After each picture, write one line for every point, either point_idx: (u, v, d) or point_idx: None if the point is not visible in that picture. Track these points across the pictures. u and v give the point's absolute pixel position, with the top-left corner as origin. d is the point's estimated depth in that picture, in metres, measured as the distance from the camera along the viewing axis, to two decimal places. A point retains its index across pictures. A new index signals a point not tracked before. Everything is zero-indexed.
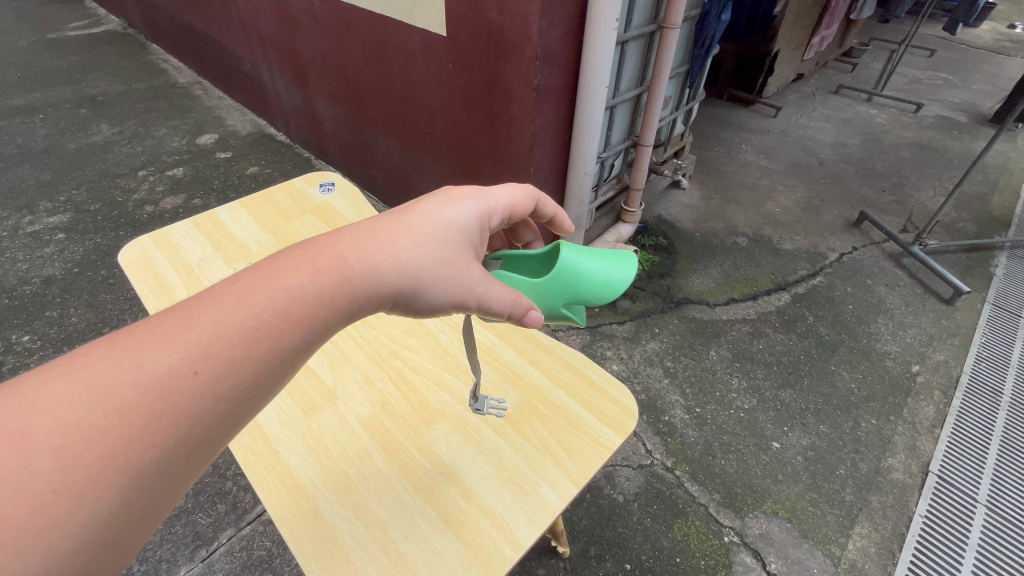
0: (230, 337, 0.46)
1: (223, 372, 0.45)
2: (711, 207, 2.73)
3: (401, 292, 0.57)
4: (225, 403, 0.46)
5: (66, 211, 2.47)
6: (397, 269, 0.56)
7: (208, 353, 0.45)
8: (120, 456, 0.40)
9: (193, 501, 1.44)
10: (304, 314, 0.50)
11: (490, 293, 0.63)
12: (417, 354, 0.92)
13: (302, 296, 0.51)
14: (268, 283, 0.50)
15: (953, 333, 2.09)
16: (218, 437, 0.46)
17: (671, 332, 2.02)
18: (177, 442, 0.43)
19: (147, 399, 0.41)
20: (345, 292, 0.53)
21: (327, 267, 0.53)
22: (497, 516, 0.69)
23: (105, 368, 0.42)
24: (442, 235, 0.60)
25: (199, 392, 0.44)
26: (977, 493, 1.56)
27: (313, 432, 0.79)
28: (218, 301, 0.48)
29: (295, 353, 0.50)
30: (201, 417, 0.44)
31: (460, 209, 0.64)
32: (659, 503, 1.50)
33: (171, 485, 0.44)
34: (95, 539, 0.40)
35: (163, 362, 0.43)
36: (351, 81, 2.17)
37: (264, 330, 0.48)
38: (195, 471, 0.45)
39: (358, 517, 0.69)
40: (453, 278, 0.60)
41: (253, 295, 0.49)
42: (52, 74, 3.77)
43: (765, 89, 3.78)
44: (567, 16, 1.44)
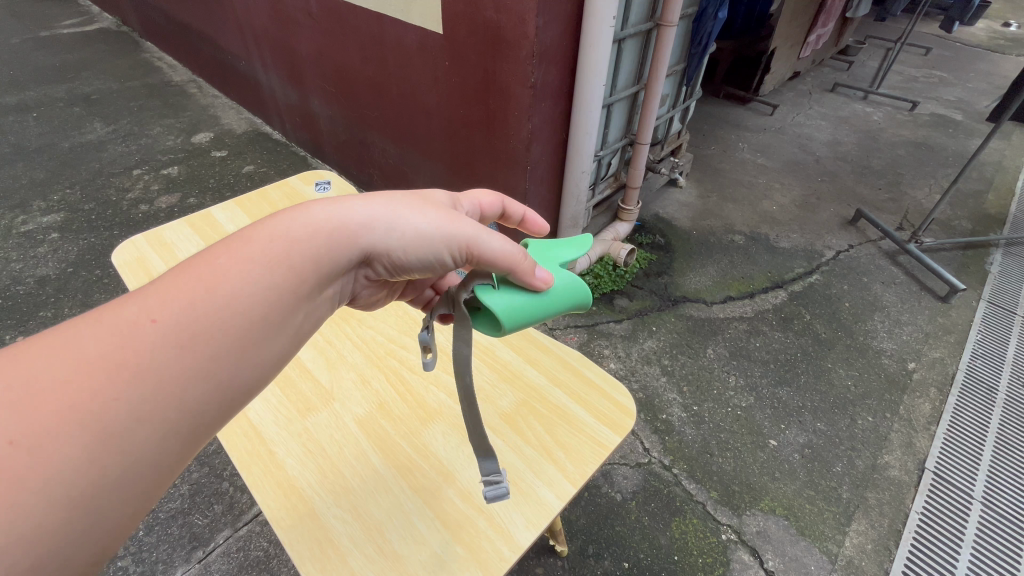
0: (189, 287, 0.47)
1: (183, 321, 0.45)
2: (708, 205, 2.73)
3: (375, 233, 0.58)
4: (193, 358, 0.45)
5: (60, 211, 2.45)
6: (367, 215, 0.58)
7: (166, 304, 0.46)
8: (81, 407, 0.40)
9: (190, 501, 1.43)
10: (266, 261, 0.51)
11: (483, 228, 0.62)
12: (413, 353, 0.92)
13: (263, 248, 0.52)
14: (230, 243, 0.52)
15: (948, 331, 2.10)
16: (187, 392, 0.45)
17: (668, 330, 2.02)
18: (143, 395, 0.42)
19: (106, 350, 0.42)
20: (311, 242, 0.54)
21: (286, 223, 0.54)
22: (496, 517, 0.69)
23: (68, 331, 0.43)
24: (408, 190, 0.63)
25: (158, 340, 0.44)
26: (972, 489, 1.57)
27: (310, 433, 0.79)
28: (185, 265, 0.50)
29: (261, 305, 0.49)
30: (166, 365, 0.44)
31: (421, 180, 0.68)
32: (657, 501, 1.50)
33: (141, 442, 0.42)
34: (61, 501, 0.39)
35: (125, 315, 0.44)
36: (347, 79, 2.16)
37: (221, 280, 0.48)
38: (168, 432, 0.44)
39: (355, 517, 0.69)
40: (431, 214, 0.61)
41: (215, 254, 0.51)
42: (45, 72, 3.74)
43: (762, 87, 3.78)
44: (564, 14, 1.43)
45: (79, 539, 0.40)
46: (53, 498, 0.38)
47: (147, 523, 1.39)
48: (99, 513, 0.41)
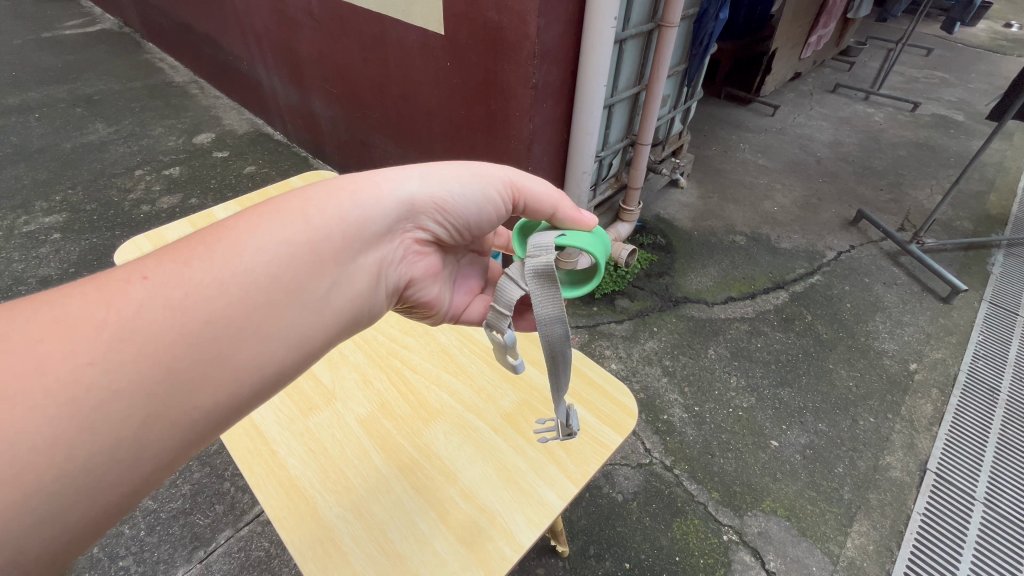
0: (182, 251, 0.49)
1: (175, 277, 0.47)
2: (709, 206, 2.73)
3: (411, 181, 0.64)
4: (178, 323, 0.46)
5: (62, 211, 2.45)
6: (388, 171, 0.64)
7: (159, 265, 0.48)
8: (71, 361, 0.42)
9: (192, 501, 1.43)
10: (263, 223, 0.53)
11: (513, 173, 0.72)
12: (415, 353, 0.92)
13: (261, 212, 0.55)
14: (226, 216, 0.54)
15: (950, 332, 2.10)
16: (177, 354, 0.45)
17: (669, 331, 2.02)
18: (119, 359, 0.43)
19: (96, 308, 0.44)
20: (303, 207, 0.56)
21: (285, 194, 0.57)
22: (497, 516, 0.69)
23: (55, 296, 0.45)
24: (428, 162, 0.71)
25: (147, 295, 0.46)
26: (974, 490, 1.57)
27: (312, 433, 0.79)
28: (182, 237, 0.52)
29: (255, 271, 0.50)
30: (154, 323, 0.45)
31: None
32: (658, 501, 1.50)
33: (133, 401, 0.43)
34: (28, 471, 0.39)
35: (117, 277, 0.47)
36: (348, 80, 2.17)
37: (216, 244, 0.51)
38: (145, 405, 0.44)
39: (357, 517, 0.69)
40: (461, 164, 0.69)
41: (213, 225, 0.53)
42: (47, 73, 3.75)
43: (762, 88, 3.79)
44: (565, 14, 1.43)
45: (51, 513, 0.40)
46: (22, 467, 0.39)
47: (148, 523, 1.39)
48: (70, 490, 0.41)
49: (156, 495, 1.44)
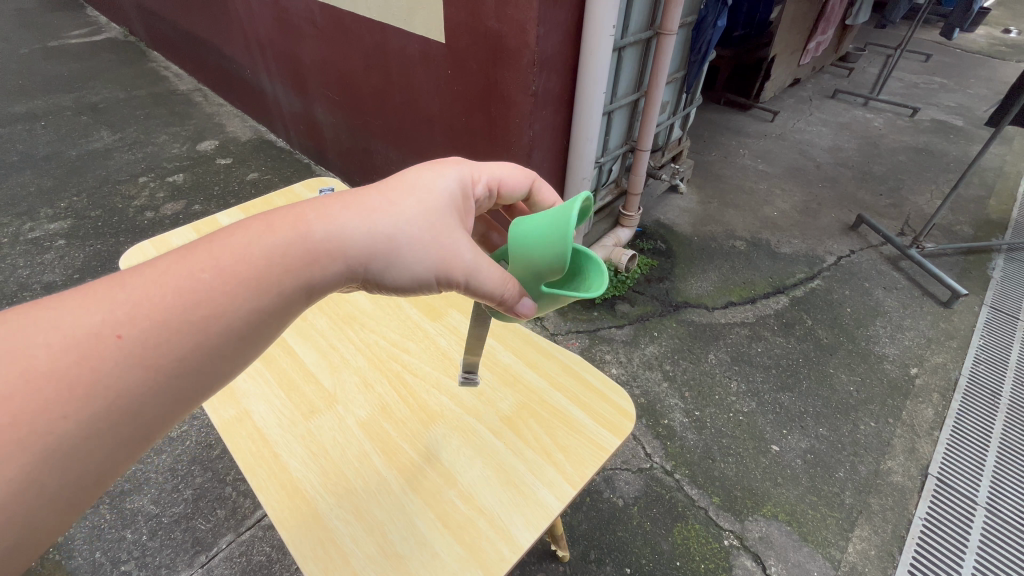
0: (163, 299, 0.45)
1: (152, 338, 0.44)
2: (709, 211, 2.74)
3: (374, 255, 0.55)
4: (158, 374, 0.44)
5: (67, 218, 2.48)
6: (366, 229, 0.55)
7: (135, 317, 0.44)
8: (38, 426, 0.39)
9: (193, 506, 1.44)
10: (245, 277, 0.48)
11: (481, 262, 0.60)
12: (416, 357, 0.93)
13: (249, 255, 0.49)
14: (213, 244, 0.49)
15: (951, 336, 2.10)
16: (153, 405, 0.45)
17: (670, 336, 2.02)
18: (94, 414, 0.42)
19: (66, 364, 0.41)
20: (285, 274, 0.50)
21: (283, 230, 0.51)
22: (496, 517, 0.70)
23: (20, 327, 0.41)
24: (421, 196, 0.59)
25: (123, 356, 0.43)
26: (976, 495, 1.56)
27: (312, 435, 0.80)
28: (163, 262, 0.47)
29: (241, 323, 0.48)
30: (130, 386, 0.43)
31: (438, 173, 0.63)
32: (659, 506, 1.50)
33: (109, 448, 0.43)
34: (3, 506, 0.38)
35: (87, 324, 0.42)
36: (350, 88, 2.19)
37: (202, 291, 0.46)
38: (120, 445, 0.44)
39: (357, 518, 0.70)
40: (430, 239, 0.58)
41: (195, 257, 0.48)
42: (53, 82, 3.79)
43: (762, 94, 3.81)
44: (564, 23, 1.45)
45: (22, 546, 0.40)
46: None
47: (150, 528, 1.39)
48: (42, 521, 0.41)
49: (158, 500, 1.45)
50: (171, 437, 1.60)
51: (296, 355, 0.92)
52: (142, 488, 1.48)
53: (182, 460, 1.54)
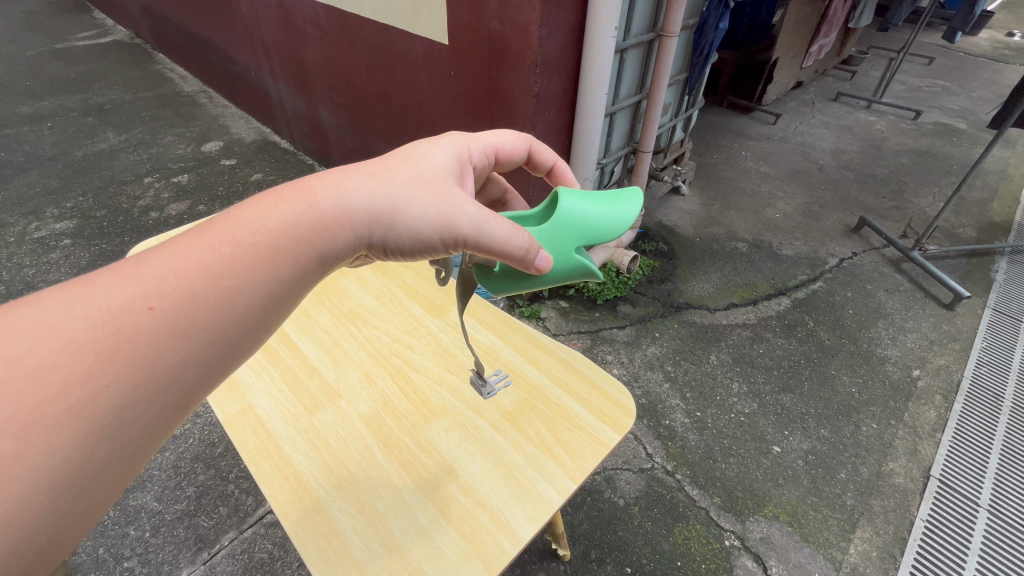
0: (186, 273, 0.47)
1: (182, 308, 0.46)
2: (711, 213, 2.74)
3: (376, 220, 0.57)
4: (187, 345, 0.46)
5: (72, 218, 2.50)
6: (369, 190, 0.57)
7: (163, 289, 0.45)
8: (78, 395, 0.41)
9: (196, 503, 1.45)
10: (262, 239, 0.51)
11: (485, 219, 0.61)
12: (418, 352, 0.93)
13: (264, 227, 0.51)
14: (230, 220, 0.51)
15: (953, 338, 2.09)
16: (183, 377, 0.46)
17: (671, 336, 2.03)
18: (132, 384, 0.43)
19: (99, 336, 0.42)
20: (301, 245, 0.53)
21: (293, 201, 0.53)
22: (497, 511, 0.70)
23: (51, 305, 0.43)
24: (419, 167, 0.62)
25: (155, 327, 0.44)
26: (978, 498, 1.56)
27: (316, 430, 0.80)
28: (181, 240, 0.49)
29: (262, 296, 0.50)
30: (161, 354, 0.44)
31: (434, 146, 0.66)
32: (660, 507, 1.50)
33: (143, 421, 0.45)
34: (57, 473, 0.40)
35: (117, 300, 0.44)
36: (353, 89, 2.21)
37: (224, 262, 0.48)
38: (157, 414, 0.46)
39: (359, 511, 0.70)
40: (432, 202, 0.60)
41: (212, 234, 0.50)
42: (61, 83, 3.83)
43: (764, 96, 3.82)
44: (566, 24, 1.46)
45: (72, 513, 0.42)
46: (46, 472, 0.40)
47: (153, 525, 1.40)
48: (93, 489, 0.43)
49: (161, 497, 1.46)
50: (174, 435, 1.61)
51: (298, 351, 0.93)
52: (146, 485, 1.48)
53: (185, 458, 1.55)
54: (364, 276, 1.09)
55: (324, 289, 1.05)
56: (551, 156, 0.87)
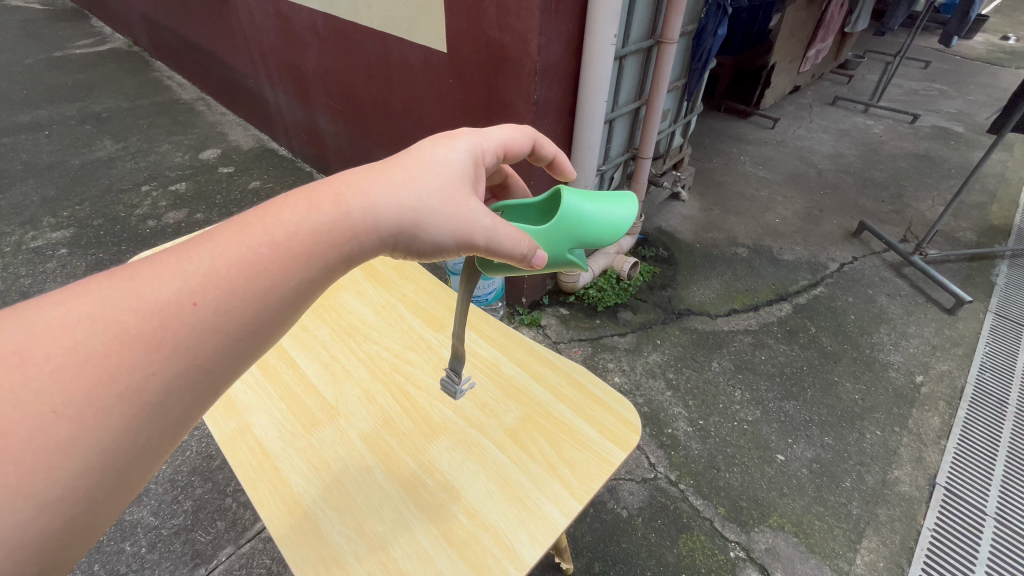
0: (229, 269, 0.46)
1: (225, 304, 0.45)
2: (710, 218, 2.74)
3: (400, 230, 0.55)
4: (227, 341, 0.45)
5: (69, 227, 2.48)
6: (394, 199, 0.55)
7: (207, 285, 0.44)
8: (125, 385, 0.40)
9: (193, 518, 1.43)
10: (295, 243, 0.49)
11: (499, 229, 0.59)
12: (419, 368, 0.92)
13: (300, 233, 0.49)
14: (267, 218, 0.49)
15: (956, 343, 2.08)
16: (222, 369, 0.46)
17: (673, 343, 2.01)
18: (176, 372, 0.43)
19: (148, 328, 0.42)
20: (335, 247, 0.51)
21: (325, 204, 0.51)
22: (501, 533, 0.68)
23: (100, 293, 0.42)
24: (438, 171, 0.59)
25: (200, 323, 0.44)
26: (985, 505, 1.54)
27: (314, 449, 0.79)
28: (222, 234, 0.47)
29: (298, 295, 0.49)
30: (203, 347, 0.44)
31: (453, 145, 0.63)
32: (664, 517, 1.48)
33: (183, 411, 0.45)
34: (105, 456, 0.40)
35: (162, 292, 0.43)
36: (352, 97, 2.20)
37: (264, 262, 0.47)
38: (196, 404, 0.45)
39: (359, 535, 0.69)
40: (453, 208, 0.57)
41: (253, 232, 0.48)
42: (58, 91, 3.82)
43: (762, 101, 3.83)
44: (565, 32, 1.46)
45: (115, 492, 0.42)
46: (92, 456, 0.40)
47: (149, 540, 1.38)
48: (135, 471, 0.43)
49: (158, 511, 1.44)
50: (172, 448, 1.59)
51: (297, 367, 0.91)
52: (142, 499, 1.46)
53: (182, 471, 1.53)
54: (363, 289, 1.07)
55: (323, 304, 1.03)
56: (557, 150, 0.79)
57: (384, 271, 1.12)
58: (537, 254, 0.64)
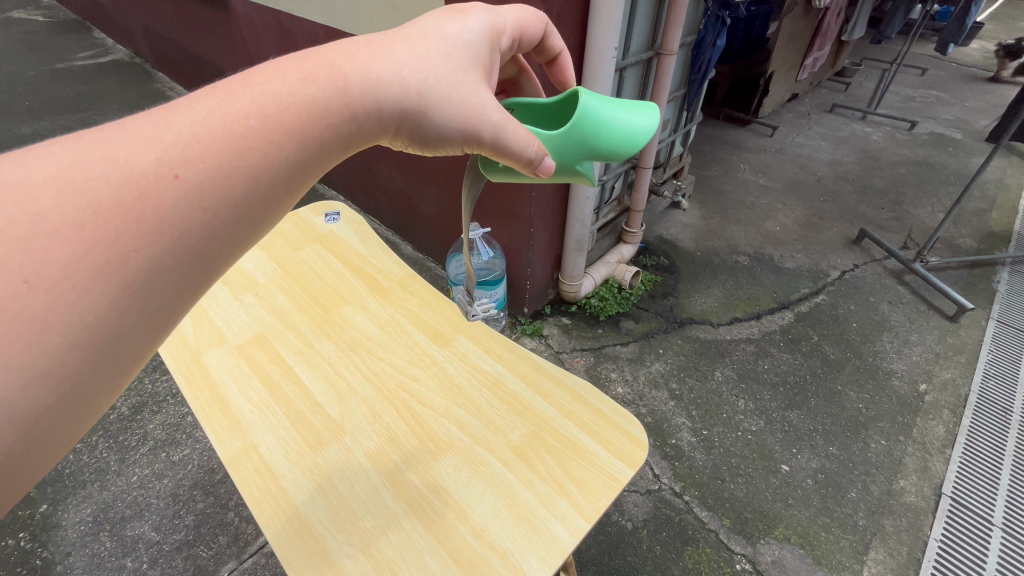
0: (214, 141, 0.41)
1: (211, 174, 0.40)
2: (711, 226, 2.74)
3: (407, 115, 0.53)
4: (215, 218, 0.41)
5: None
6: (397, 80, 0.52)
7: (189, 155, 0.40)
8: (103, 257, 0.36)
9: (195, 533, 1.42)
10: (290, 119, 0.45)
11: (507, 122, 0.58)
12: (425, 385, 0.91)
13: (292, 104, 0.45)
14: (253, 88, 0.44)
15: (958, 351, 2.08)
16: (212, 249, 0.42)
17: (675, 352, 2.01)
18: (161, 249, 0.38)
19: (123, 197, 0.37)
20: (334, 121, 0.48)
21: (318, 78, 0.47)
22: (508, 554, 0.68)
23: (67, 158, 0.37)
24: (445, 50, 0.56)
25: (185, 196, 0.39)
26: (991, 515, 1.53)
27: (321, 468, 0.78)
28: (200, 101, 0.42)
29: (289, 175, 0.45)
30: (192, 222, 0.40)
31: (460, 26, 0.59)
32: (669, 530, 1.47)
33: (172, 291, 0.41)
34: (88, 335, 0.37)
35: (136, 159, 0.38)
36: None
37: (253, 135, 0.43)
38: (185, 285, 0.41)
39: (367, 557, 0.68)
40: (459, 95, 0.55)
41: (235, 101, 0.43)
42: (61, 103, 3.84)
43: (761, 109, 3.85)
44: (565, 45, 1.47)
45: (103, 377, 0.39)
46: (74, 334, 0.36)
47: (151, 556, 1.37)
48: (124, 356, 0.40)
49: (159, 526, 1.43)
50: (173, 461, 1.58)
51: (301, 384, 0.91)
52: (143, 514, 1.45)
53: (184, 485, 1.52)
54: (367, 304, 1.08)
55: (327, 320, 1.04)
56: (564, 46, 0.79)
57: (389, 286, 1.13)
58: (545, 160, 0.62)
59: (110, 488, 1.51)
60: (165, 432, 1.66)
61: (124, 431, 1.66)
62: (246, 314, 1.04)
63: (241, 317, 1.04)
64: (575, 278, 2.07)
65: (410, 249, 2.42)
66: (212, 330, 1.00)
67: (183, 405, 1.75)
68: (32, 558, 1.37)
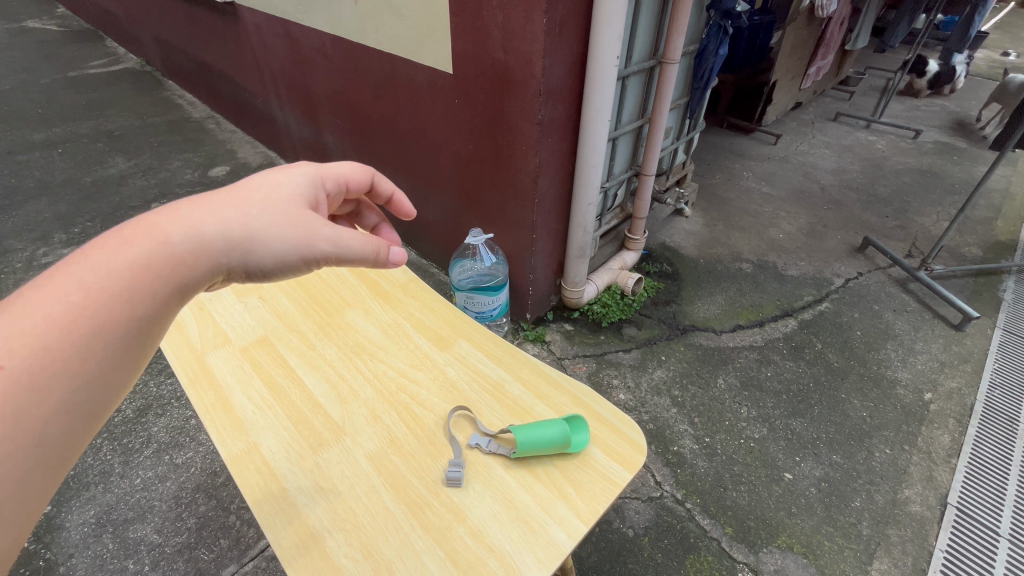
0: (51, 324, 0.46)
1: (53, 346, 0.46)
2: (714, 234, 2.75)
3: (237, 250, 0.59)
4: (65, 386, 0.47)
5: (80, 243, 2.53)
6: (220, 225, 0.58)
7: (25, 344, 0.45)
8: None
9: (197, 535, 1.42)
10: (123, 288, 0.51)
11: (341, 233, 0.67)
12: (425, 388, 0.92)
13: (119, 272, 0.51)
14: (76, 266, 0.50)
15: (964, 360, 2.06)
16: (72, 409, 0.48)
17: (678, 360, 2.01)
18: (21, 420, 0.44)
19: None
20: (185, 270, 0.55)
21: (141, 241, 0.53)
22: (507, 555, 0.68)
23: None
24: (267, 198, 0.63)
25: (28, 370, 0.45)
26: (998, 526, 1.51)
27: (321, 470, 0.79)
28: (30, 291, 0.47)
29: (134, 328, 0.51)
30: (46, 391, 0.45)
31: (286, 174, 0.69)
32: (670, 537, 1.46)
33: (45, 448, 0.46)
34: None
35: None
36: (359, 116, 2.25)
37: (88, 307, 0.48)
38: (58, 437, 0.47)
39: (366, 557, 0.68)
40: (286, 227, 0.62)
41: (62, 281, 0.49)
42: (73, 110, 3.91)
43: (764, 117, 3.86)
44: (569, 53, 1.49)
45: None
46: None
47: (153, 558, 1.37)
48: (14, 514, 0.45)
49: (162, 529, 1.44)
50: (176, 464, 1.59)
51: (304, 386, 0.92)
52: (146, 516, 1.46)
53: (187, 488, 1.53)
54: (370, 308, 1.09)
55: (330, 323, 1.05)
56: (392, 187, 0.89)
57: (391, 290, 1.14)
58: (383, 253, 0.72)
59: (113, 490, 1.52)
60: (169, 435, 1.67)
61: (128, 433, 1.67)
62: (249, 316, 1.05)
63: (245, 319, 1.05)
64: (577, 284, 2.08)
65: (413, 255, 2.44)
66: (216, 332, 1.01)
67: (188, 408, 1.76)
68: (35, 560, 1.37)
